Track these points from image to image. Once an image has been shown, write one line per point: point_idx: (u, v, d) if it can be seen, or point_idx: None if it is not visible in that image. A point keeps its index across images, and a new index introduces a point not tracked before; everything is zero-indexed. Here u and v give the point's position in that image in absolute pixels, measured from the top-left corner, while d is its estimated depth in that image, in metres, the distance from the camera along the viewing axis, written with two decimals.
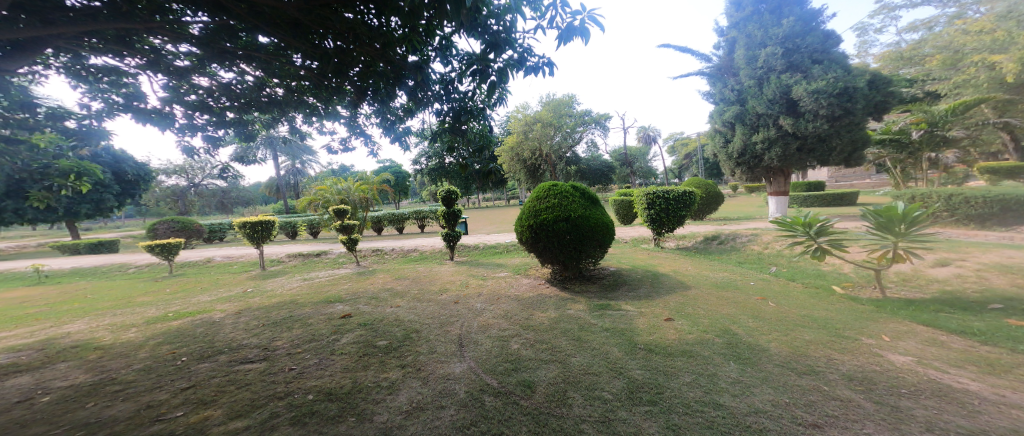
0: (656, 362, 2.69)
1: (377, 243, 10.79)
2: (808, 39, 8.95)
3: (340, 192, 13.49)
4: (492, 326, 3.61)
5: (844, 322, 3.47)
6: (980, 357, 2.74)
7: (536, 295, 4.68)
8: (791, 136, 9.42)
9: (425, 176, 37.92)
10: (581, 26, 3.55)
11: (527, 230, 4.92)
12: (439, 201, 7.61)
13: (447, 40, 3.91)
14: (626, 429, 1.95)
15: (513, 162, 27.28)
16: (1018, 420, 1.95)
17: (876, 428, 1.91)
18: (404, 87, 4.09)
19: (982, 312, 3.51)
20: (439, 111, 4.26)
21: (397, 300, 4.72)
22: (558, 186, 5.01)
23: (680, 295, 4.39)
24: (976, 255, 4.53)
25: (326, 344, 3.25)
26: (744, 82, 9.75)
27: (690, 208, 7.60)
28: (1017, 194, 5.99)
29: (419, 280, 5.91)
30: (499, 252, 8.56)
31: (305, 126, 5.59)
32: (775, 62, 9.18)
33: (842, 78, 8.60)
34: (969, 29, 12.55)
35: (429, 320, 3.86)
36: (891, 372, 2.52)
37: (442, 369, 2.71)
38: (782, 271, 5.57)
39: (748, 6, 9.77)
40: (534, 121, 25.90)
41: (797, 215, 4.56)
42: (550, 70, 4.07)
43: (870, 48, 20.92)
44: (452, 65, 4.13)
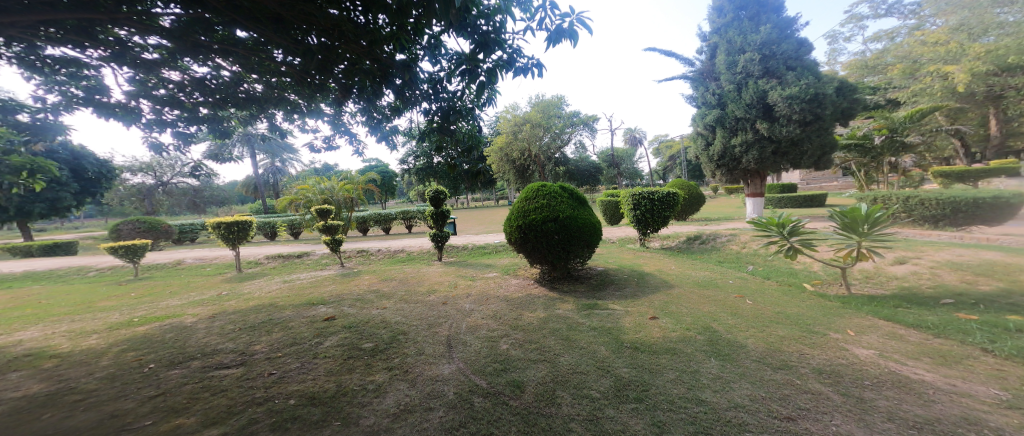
0: (642, 360, 2.75)
1: (363, 244, 10.59)
2: (784, 46, 9.34)
3: (324, 191, 13.06)
4: (481, 327, 3.60)
5: (814, 318, 3.63)
6: (934, 349, 2.92)
7: (524, 296, 4.69)
8: (766, 140, 9.80)
9: (413, 176, 37.45)
10: (571, 29, 3.59)
11: (516, 230, 4.93)
12: (427, 201, 7.51)
13: (436, 39, 3.88)
14: (613, 427, 1.98)
15: (502, 162, 27.24)
16: (967, 408, 2.10)
17: (844, 419, 2.00)
18: (391, 86, 4.07)
19: (936, 307, 3.76)
20: (427, 110, 4.20)
21: (384, 302, 4.65)
22: (546, 186, 5.06)
23: (664, 294, 4.50)
24: (930, 253, 4.83)
25: (308, 348, 3.16)
26: (724, 87, 10.08)
27: (674, 208, 7.76)
28: (966, 197, 6.42)
29: (406, 281, 5.83)
30: (488, 252, 8.54)
31: (286, 124, 5.42)
32: (753, 67, 9.54)
33: (813, 85, 9.02)
34: (927, 40, 13.35)
35: (416, 322, 3.81)
36: (856, 365, 2.65)
37: (431, 370, 2.69)
38: (758, 269, 5.79)
39: (729, 13, 10.06)
40: (524, 122, 25.99)
41: (772, 216, 4.73)
42: (539, 72, 4.08)
43: (838, 56, 22.05)
44: (440, 64, 4.08)
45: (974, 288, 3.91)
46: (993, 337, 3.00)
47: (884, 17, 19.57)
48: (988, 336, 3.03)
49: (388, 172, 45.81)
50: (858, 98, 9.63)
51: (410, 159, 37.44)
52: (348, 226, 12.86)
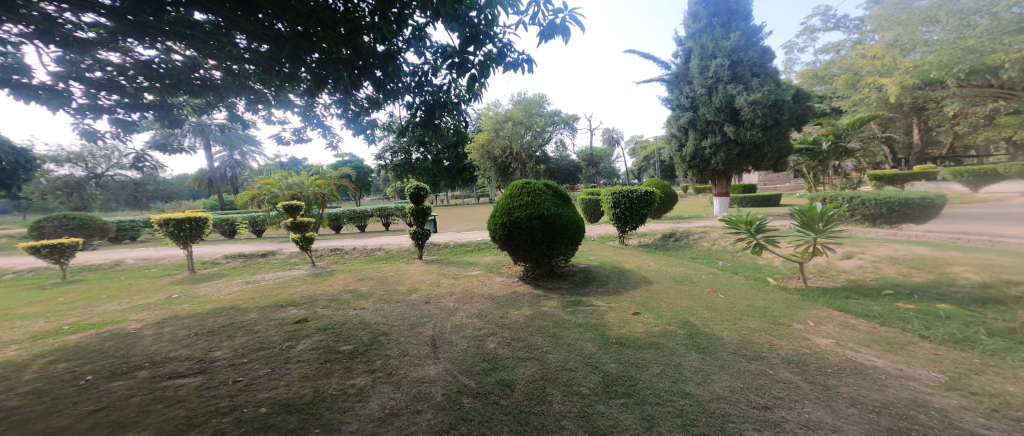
0: (627, 355, 2.84)
1: (336, 242, 10.15)
2: (750, 54, 9.92)
3: (293, 185, 11.88)
4: (467, 326, 3.56)
5: (779, 310, 3.91)
6: (881, 337, 3.24)
7: (508, 293, 4.70)
8: (733, 143, 10.40)
9: (389, 171, 36.49)
10: (563, 25, 3.59)
11: (501, 228, 4.93)
12: (407, 198, 7.31)
13: (421, 31, 3.79)
14: (605, 423, 2.03)
15: (484, 160, 27.17)
16: (914, 391, 2.34)
17: (813, 406, 2.17)
18: (370, 77, 3.94)
19: (880, 298, 4.17)
20: (409, 103, 4.07)
21: (362, 302, 4.49)
22: (531, 184, 5.08)
23: (645, 290, 4.67)
24: (872, 248, 5.31)
25: (279, 352, 2.99)
26: (696, 90, 10.59)
27: (651, 206, 8.03)
28: (899, 198, 7.12)
29: (385, 280, 5.65)
30: (470, 250, 8.45)
31: (248, 114, 5.07)
32: (722, 72, 10.07)
33: (774, 92, 9.67)
34: (868, 54, 14.73)
35: (398, 322, 3.71)
36: (818, 353, 2.89)
37: (416, 372, 2.63)
38: (727, 265, 6.12)
39: (703, 19, 10.56)
40: (505, 120, 25.99)
41: (741, 214, 5.02)
42: (529, 67, 4.05)
43: (794, 65, 23.80)
44: (425, 57, 3.98)
45: (910, 280, 4.35)
46: (928, 325, 3.38)
47: (833, 31, 21.29)
48: (922, 325, 3.41)
49: (364, 168, 44.24)
50: (810, 106, 10.47)
51: (385, 155, 36.32)
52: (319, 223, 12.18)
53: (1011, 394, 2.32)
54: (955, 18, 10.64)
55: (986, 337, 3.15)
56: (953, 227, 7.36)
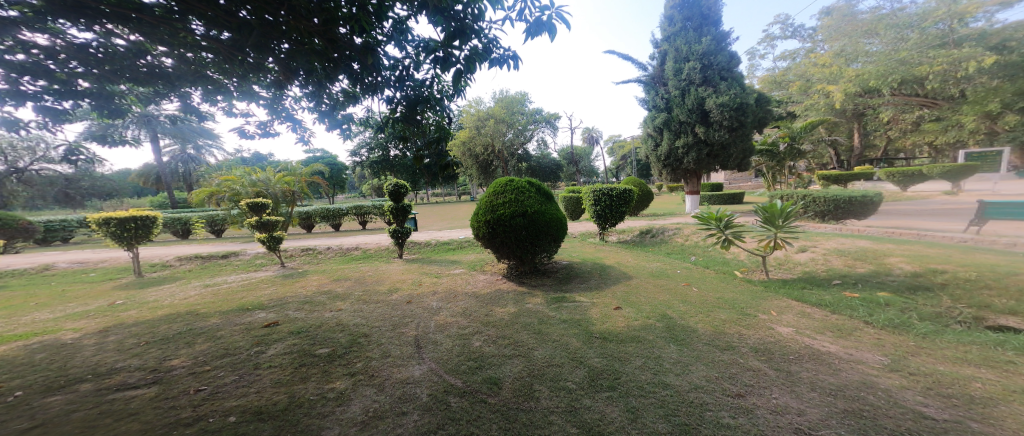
0: (611, 349, 2.92)
1: (307, 242, 9.68)
2: (719, 58, 10.41)
3: (258, 182, 11.07)
4: (451, 325, 3.50)
5: (747, 302, 4.15)
6: (833, 324, 3.53)
7: (493, 291, 4.68)
8: (702, 144, 10.92)
9: (365, 169, 35.31)
10: (550, 22, 3.57)
11: (484, 225, 4.91)
12: (385, 195, 7.09)
13: (402, 24, 3.68)
14: (592, 416, 2.09)
15: (464, 157, 27.05)
16: (863, 374, 2.57)
17: (779, 391, 2.33)
18: (346, 70, 3.78)
19: (832, 287, 4.54)
20: (389, 98, 3.93)
21: (339, 303, 4.30)
22: (514, 181, 5.07)
23: (625, 285, 4.81)
24: (824, 242, 5.74)
25: (246, 359, 2.81)
26: (671, 92, 11.04)
27: (630, 204, 8.26)
28: (843, 196, 7.75)
29: (363, 280, 5.46)
30: (452, 248, 8.33)
31: (206, 105, 4.71)
32: (694, 75, 10.54)
33: (740, 95, 10.21)
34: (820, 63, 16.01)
35: (378, 323, 3.59)
36: (781, 341, 3.10)
37: (400, 373, 2.57)
38: (699, 259, 6.42)
39: (678, 22, 10.97)
40: (487, 117, 25.96)
41: (711, 211, 5.27)
42: (515, 65, 3.99)
43: (756, 71, 25.29)
44: (407, 51, 3.84)
45: (856, 270, 4.75)
46: (872, 312, 3.73)
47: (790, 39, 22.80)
48: (868, 313, 3.75)
49: (337, 165, 42.44)
50: (770, 110, 11.15)
51: (359, 150, 35.06)
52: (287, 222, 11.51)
53: (941, 373, 2.60)
54: (891, 32, 12.79)
55: (919, 321, 3.51)
56: (890, 222, 8.13)
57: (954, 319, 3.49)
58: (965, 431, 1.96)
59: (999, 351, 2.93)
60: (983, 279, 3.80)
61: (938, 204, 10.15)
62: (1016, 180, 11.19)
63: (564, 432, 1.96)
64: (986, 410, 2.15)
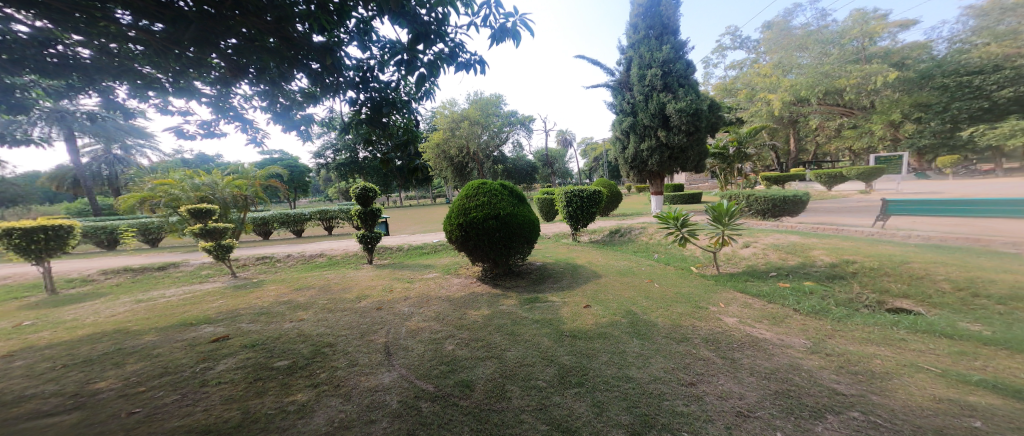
0: (580, 346, 2.98)
1: (263, 250, 9.01)
2: (678, 66, 11.01)
3: (202, 185, 10.04)
4: (423, 330, 3.41)
5: (701, 295, 4.42)
6: (770, 312, 3.86)
7: (466, 294, 4.61)
8: (664, 147, 11.52)
9: (332, 171, 33.55)
10: (514, 29, 3.60)
11: (457, 229, 4.84)
12: (353, 199, 6.77)
13: (366, 24, 3.55)
14: (561, 412, 2.11)
15: (439, 159, 26.67)
16: (793, 357, 2.83)
17: (725, 378, 2.50)
18: (304, 69, 3.59)
19: (769, 278, 4.97)
20: (351, 99, 3.76)
21: (300, 313, 4.04)
22: (487, 184, 5.04)
23: (595, 283, 4.94)
24: (763, 238, 6.21)
25: (190, 376, 2.56)
26: (636, 97, 11.58)
27: (600, 204, 8.50)
28: (779, 195, 8.47)
29: (329, 288, 5.17)
30: (426, 252, 8.13)
31: (136, 101, 4.24)
32: (656, 82, 11.11)
33: (696, 102, 10.86)
34: (764, 74, 17.28)
35: (345, 331, 3.41)
36: (728, 331, 3.33)
37: (368, 381, 2.46)
38: (661, 256, 6.74)
39: (642, 30, 11.49)
40: (462, 119, 25.66)
41: (670, 211, 5.57)
42: (482, 69, 3.97)
43: (711, 78, 27.07)
44: (370, 51, 3.70)
45: (788, 262, 5.19)
46: (801, 300, 4.12)
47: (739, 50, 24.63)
48: (797, 301, 4.13)
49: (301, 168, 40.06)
50: (722, 116, 11.93)
51: (324, 152, 33.21)
52: (240, 229, 10.60)
53: (852, 352, 2.92)
54: (818, 47, 15.93)
55: (835, 306, 3.93)
56: (817, 218, 9.06)
57: (862, 304, 3.95)
58: (867, 403, 2.21)
59: (895, 330, 3.36)
60: (882, 268, 4.34)
61: (855, 201, 11.48)
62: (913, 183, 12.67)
63: (535, 430, 1.97)
64: (884, 384, 2.44)
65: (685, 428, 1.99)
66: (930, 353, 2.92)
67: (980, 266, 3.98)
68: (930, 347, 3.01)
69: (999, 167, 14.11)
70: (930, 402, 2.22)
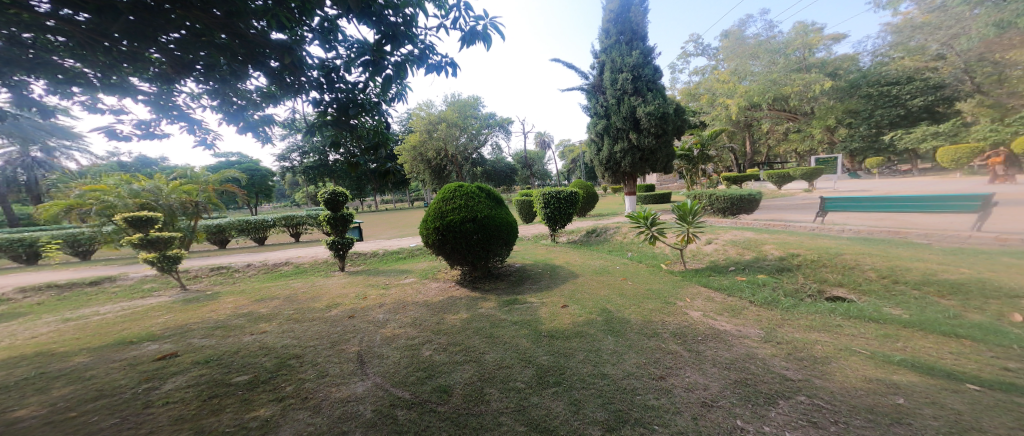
0: (558, 346, 3.01)
1: (218, 259, 8.41)
2: (647, 71, 11.40)
3: (144, 190, 8.86)
4: (399, 336, 3.32)
5: (670, 291, 4.61)
6: (730, 305, 4.09)
7: (444, 298, 4.53)
8: (636, 149, 11.91)
9: (300, 174, 31.93)
10: (485, 32, 3.58)
11: (433, 232, 4.76)
12: (321, 204, 6.46)
13: (330, 23, 3.41)
14: (539, 413, 2.13)
15: (416, 162, 26.07)
16: (750, 346, 3.02)
17: (690, 370, 2.62)
18: (261, 68, 3.39)
19: (729, 272, 5.26)
20: (315, 100, 3.60)
21: (263, 325, 3.81)
22: (464, 187, 4.99)
23: (572, 283, 5.01)
24: (724, 234, 6.56)
25: (132, 398, 2.34)
26: (609, 101, 11.92)
27: (576, 205, 8.64)
28: (737, 194, 8.99)
29: (295, 298, 4.90)
30: (402, 257, 7.91)
31: (59, 98, 3.83)
32: (627, 86, 11.47)
33: (663, 105, 11.30)
34: (721, 82, 18.26)
35: (313, 342, 3.25)
36: (693, 324, 3.49)
37: (339, 392, 2.36)
38: (635, 254, 6.96)
39: (613, 35, 11.81)
40: (439, 121, 25.26)
41: (639, 211, 5.78)
42: (453, 72, 3.92)
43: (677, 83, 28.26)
44: (336, 51, 3.57)
45: (744, 257, 5.52)
46: (756, 292, 4.40)
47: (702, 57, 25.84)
48: (752, 293, 4.40)
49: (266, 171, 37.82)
50: (687, 120, 12.48)
51: (291, 155, 31.52)
52: (190, 238, 9.81)
53: (798, 339, 3.16)
54: (767, 56, 17.05)
55: (784, 297, 4.24)
56: (769, 215, 9.72)
57: (806, 293, 4.28)
58: (812, 387, 2.39)
59: (833, 317, 3.67)
60: (821, 259, 4.72)
61: (800, 199, 12.42)
62: (849, 181, 14.14)
63: (513, 432, 1.97)
64: (826, 367, 2.65)
65: (656, 420, 2.06)
66: (862, 336, 3.21)
67: (901, 256, 4.39)
68: (861, 331, 3.31)
69: (918, 167, 15.86)
70: (862, 382, 2.44)
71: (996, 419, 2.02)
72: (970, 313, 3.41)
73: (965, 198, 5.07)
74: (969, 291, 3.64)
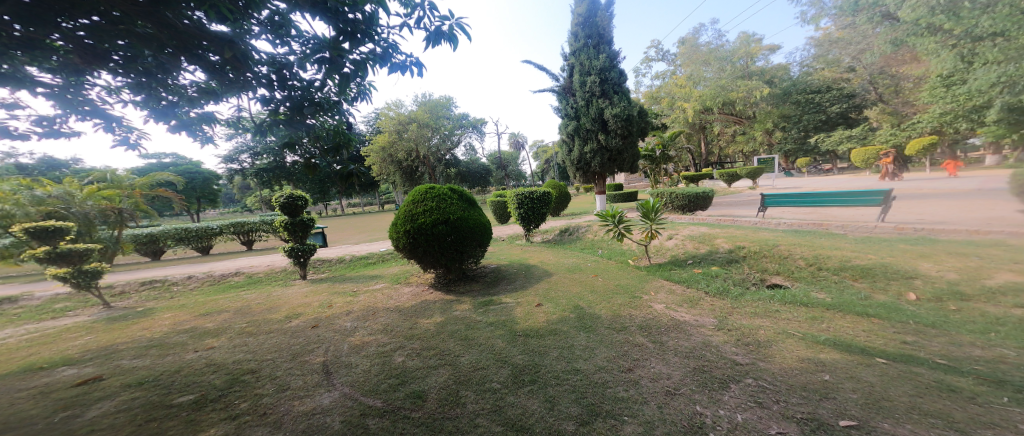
0: (533, 345, 3.04)
1: (153, 272, 7.66)
2: (613, 74, 11.75)
3: (50, 195, 7.30)
4: (370, 344, 3.21)
5: (637, 286, 4.79)
6: (689, 296, 4.33)
7: (418, 302, 4.43)
8: (604, 150, 12.26)
9: (257, 177, 29.92)
10: (451, 32, 3.53)
11: (404, 236, 4.64)
12: (277, 209, 6.06)
13: (281, 17, 3.21)
14: (515, 412, 2.14)
15: (385, 163, 25.28)
16: (708, 334, 3.21)
17: (655, 360, 2.74)
18: (199, 62, 3.11)
19: (688, 265, 5.55)
20: (264, 98, 3.37)
21: (210, 340, 3.54)
22: (435, 188, 4.90)
23: (546, 282, 5.07)
24: (684, 230, 6.90)
25: (49, 429, 2.09)
26: (578, 103, 12.19)
27: (549, 205, 8.76)
28: (694, 192, 9.52)
29: (249, 310, 4.59)
30: (371, 262, 7.64)
31: None
32: (595, 88, 11.77)
33: (629, 108, 11.72)
34: (680, 85, 18.83)
35: (271, 355, 3.06)
36: (657, 316, 3.66)
37: (303, 404, 2.25)
38: (605, 251, 7.16)
39: (581, 39, 12.08)
40: (409, 121, 24.58)
41: (607, 210, 5.96)
42: (419, 72, 3.84)
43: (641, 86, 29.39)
44: (288, 47, 3.36)
45: (699, 250, 5.86)
46: (711, 283, 4.69)
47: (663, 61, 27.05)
48: (708, 284, 4.69)
49: None
50: (650, 122, 13.02)
51: (241, 157, 29.30)
52: (114, 250, 8.51)
53: (746, 325, 3.40)
54: (718, 63, 18.15)
55: (734, 286, 4.55)
56: (721, 211, 10.40)
57: (751, 282, 4.63)
58: (757, 370, 2.57)
59: (773, 303, 3.98)
60: (762, 251, 5.11)
61: (746, 196, 13.35)
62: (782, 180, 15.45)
63: (489, 433, 1.97)
64: (768, 350, 2.87)
65: (627, 411, 2.14)
66: (797, 320, 3.51)
67: (824, 245, 4.84)
68: (794, 315, 3.63)
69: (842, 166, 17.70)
70: (796, 362, 2.67)
71: (900, 388, 2.28)
72: (877, 294, 3.87)
73: (871, 193, 5.75)
74: (875, 274, 4.11)
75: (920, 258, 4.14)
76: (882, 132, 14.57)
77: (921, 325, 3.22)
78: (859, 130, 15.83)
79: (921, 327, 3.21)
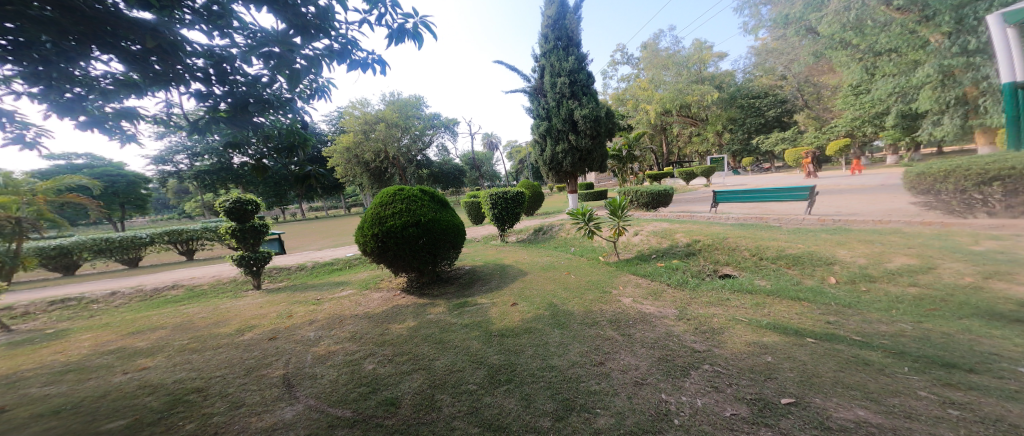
0: (508, 344, 3.03)
1: (74, 289, 6.87)
2: (582, 76, 11.97)
3: None
4: (337, 352, 3.06)
5: (606, 281, 4.91)
6: (653, 289, 4.50)
7: (388, 308, 4.29)
8: (575, 150, 12.48)
9: (208, 180, 27.81)
10: (415, 30, 3.43)
11: (373, 239, 4.47)
12: (225, 215, 5.63)
13: (222, 6, 2.94)
14: (491, 412, 2.11)
15: (352, 165, 24.31)
16: (672, 325, 3.35)
17: (626, 352, 2.82)
18: None
19: (651, 259, 5.77)
20: (202, 93, 3.08)
21: (144, 360, 3.24)
22: (405, 190, 4.75)
23: (521, 281, 5.08)
24: (647, 226, 7.18)
25: None
26: (549, 104, 12.33)
27: (522, 205, 8.78)
28: (657, 190, 9.95)
29: (194, 325, 4.24)
30: (336, 268, 7.32)
31: None
32: (564, 89, 11.95)
33: (597, 109, 12.00)
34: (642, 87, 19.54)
35: (221, 371, 2.84)
36: (625, 310, 3.77)
37: (261, 420, 2.10)
38: (577, 249, 7.29)
39: (550, 41, 12.21)
40: (376, 121, 23.78)
41: (577, 208, 6.08)
42: (381, 69, 3.69)
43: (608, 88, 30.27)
44: (231, 39, 3.09)
45: (661, 244, 6.11)
46: (671, 276, 4.90)
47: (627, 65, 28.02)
48: (670, 276, 4.90)
49: None
50: (617, 122, 13.38)
51: (181, 159, 26.88)
52: None
53: (702, 314, 3.59)
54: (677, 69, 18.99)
55: (692, 278, 4.79)
56: (680, 207, 10.92)
57: (706, 274, 4.89)
58: (713, 356, 2.71)
59: (724, 291, 4.23)
60: (715, 243, 5.41)
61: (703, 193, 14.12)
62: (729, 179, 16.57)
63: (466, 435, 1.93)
64: (720, 336, 3.04)
65: (599, 404, 2.18)
66: (743, 307, 3.75)
67: (763, 237, 5.21)
68: (741, 302, 3.88)
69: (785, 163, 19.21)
70: (742, 346, 2.85)
71: (826, 365, 2.49)
72: (806, 278, 4.24)
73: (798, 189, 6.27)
74: (803, 261, 4.47)
75: (837, 246, 4.53)
76: (809, 135, 16.75)
77: (840, 306, 3.56)
78: (791, 133, 17.69)
79: (840, 307, 3.53)
